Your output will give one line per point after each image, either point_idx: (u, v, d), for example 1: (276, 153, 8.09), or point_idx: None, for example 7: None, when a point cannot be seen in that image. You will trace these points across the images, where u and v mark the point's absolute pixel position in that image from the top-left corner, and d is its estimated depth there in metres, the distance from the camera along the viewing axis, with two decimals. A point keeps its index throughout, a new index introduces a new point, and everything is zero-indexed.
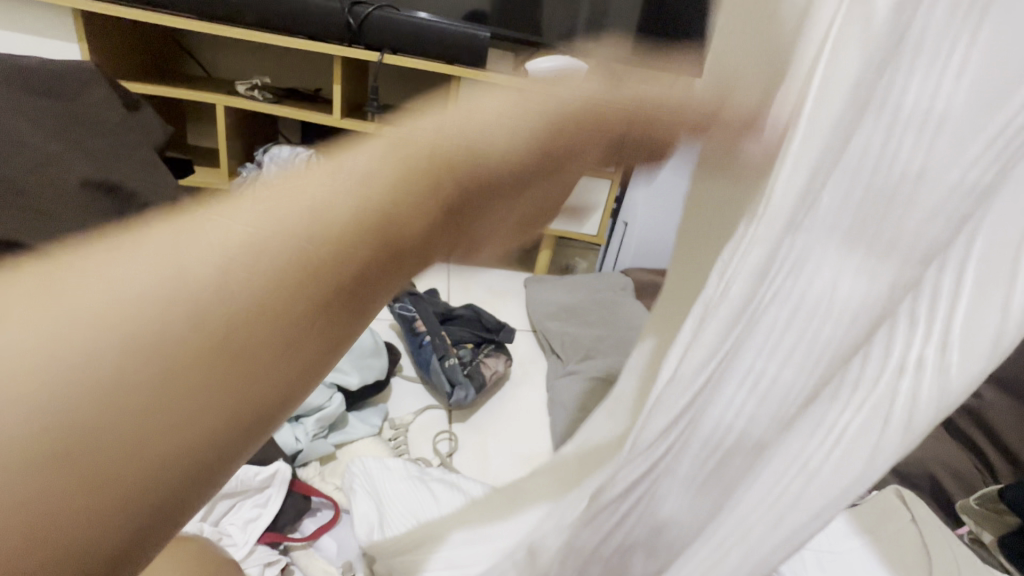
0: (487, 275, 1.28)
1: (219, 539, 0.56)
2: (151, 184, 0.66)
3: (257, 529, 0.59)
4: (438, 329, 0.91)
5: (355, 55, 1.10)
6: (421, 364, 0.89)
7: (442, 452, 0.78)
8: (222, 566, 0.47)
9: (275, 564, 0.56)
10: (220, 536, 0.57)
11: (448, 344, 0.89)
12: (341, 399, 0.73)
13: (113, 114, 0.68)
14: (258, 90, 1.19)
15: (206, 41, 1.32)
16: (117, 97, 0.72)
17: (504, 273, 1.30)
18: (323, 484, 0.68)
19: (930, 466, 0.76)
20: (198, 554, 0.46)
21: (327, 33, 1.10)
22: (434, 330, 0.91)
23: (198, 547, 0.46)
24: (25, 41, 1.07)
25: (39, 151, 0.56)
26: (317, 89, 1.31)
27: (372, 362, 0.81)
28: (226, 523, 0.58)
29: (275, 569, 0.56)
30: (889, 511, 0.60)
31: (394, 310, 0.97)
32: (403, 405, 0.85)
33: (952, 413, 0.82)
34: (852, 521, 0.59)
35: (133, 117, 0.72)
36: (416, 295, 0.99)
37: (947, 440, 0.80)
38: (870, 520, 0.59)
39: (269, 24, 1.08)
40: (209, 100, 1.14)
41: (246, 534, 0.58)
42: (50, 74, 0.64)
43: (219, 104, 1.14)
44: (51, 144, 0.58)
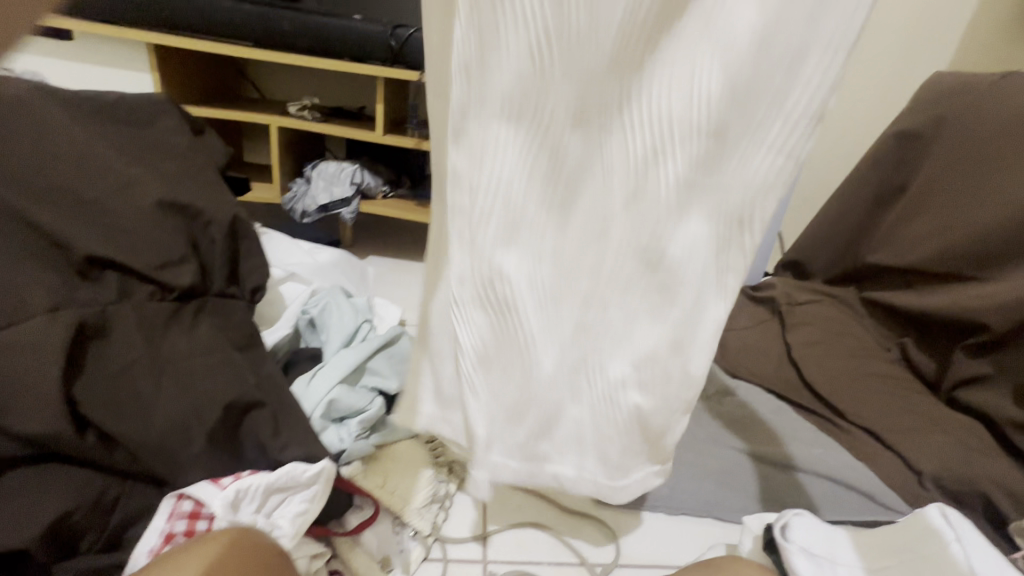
0: None
1: (270, 531, 0.58)
2: (214, 202, 0.72)
3: (304, 523, 0.60)
4: None
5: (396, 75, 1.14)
6: None
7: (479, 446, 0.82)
8: (273, 555, 0.52)
9: (322, 556, 0.63)
10: (272, 528, 0.59)
11: None
12: (383, 403, 0.75)
13: (182, 139, 0.75)
14: (307, 109, 1.27)
15: (258, 64, 1.41)
16: (186, 124, 0.78)
17: None
18: (367, 482, 0.70)
19: (981, 484, 0.78)
20: (252, 545, 0.51)
21: (370, 55, 1.15)
22: None
23: (251, 540, 0.51)
24: (106, 73, 1.19)
25: (121, 174, 0.63)
26: (361, 107, 1.39)
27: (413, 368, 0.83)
28: (278, 515, 0.60)
29: (320, 560, 0.63)
30: (927, 532, 0.58)
31: None
32: None
33: (1006, 426, 0.86)
34: (887, 537, 0.59)
35: (199, 141, 0.79)
36: None
37: (996, 457, 0.83)
38: (911, 537, 0.58)
39: (317, 48, 1.14)
40: (263, 120, 1.23)
41: (294, 526, 0.60)
42: (129, 106, 0.71)
43: (272, 124, 1.23)
44: (131, 167, 0.65)
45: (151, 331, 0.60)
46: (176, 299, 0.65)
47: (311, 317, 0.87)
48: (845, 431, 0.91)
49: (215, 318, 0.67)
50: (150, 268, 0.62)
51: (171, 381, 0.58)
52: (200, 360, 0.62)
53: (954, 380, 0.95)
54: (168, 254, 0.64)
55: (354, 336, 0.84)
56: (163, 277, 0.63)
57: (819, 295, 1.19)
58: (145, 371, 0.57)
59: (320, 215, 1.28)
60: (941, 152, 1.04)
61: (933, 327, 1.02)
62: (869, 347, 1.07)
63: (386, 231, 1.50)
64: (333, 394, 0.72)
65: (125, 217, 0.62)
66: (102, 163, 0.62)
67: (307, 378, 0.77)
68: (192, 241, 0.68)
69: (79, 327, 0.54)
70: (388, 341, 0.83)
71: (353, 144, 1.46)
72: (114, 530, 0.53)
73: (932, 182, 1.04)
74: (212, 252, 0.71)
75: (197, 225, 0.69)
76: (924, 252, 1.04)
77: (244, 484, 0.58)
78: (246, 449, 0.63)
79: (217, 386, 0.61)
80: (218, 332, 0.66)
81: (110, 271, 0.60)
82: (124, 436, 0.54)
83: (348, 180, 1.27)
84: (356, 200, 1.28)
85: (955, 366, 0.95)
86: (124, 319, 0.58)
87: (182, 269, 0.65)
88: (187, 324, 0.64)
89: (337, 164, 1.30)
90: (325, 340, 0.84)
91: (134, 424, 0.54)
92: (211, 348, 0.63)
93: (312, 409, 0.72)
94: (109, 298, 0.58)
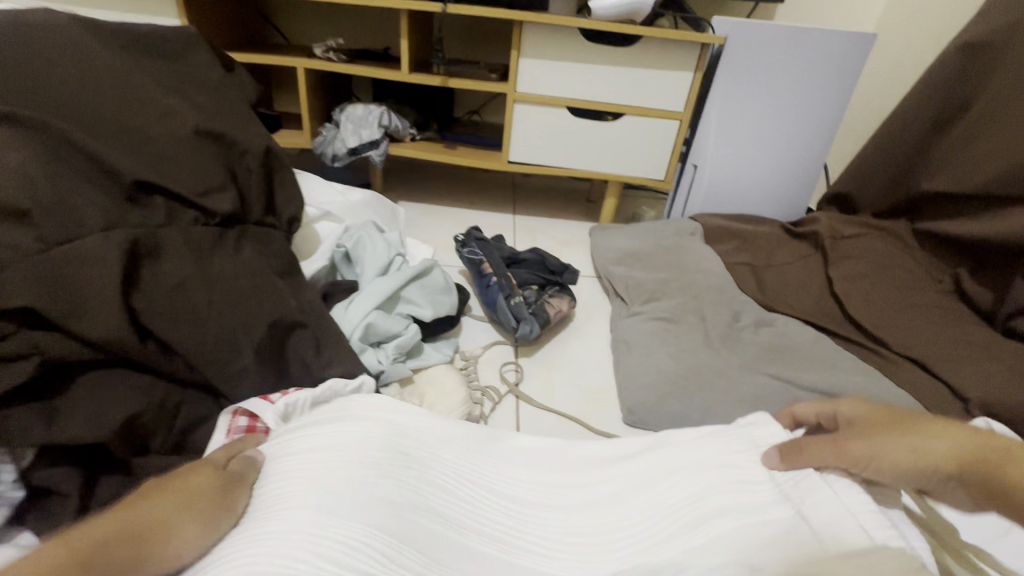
0: (547, 226, 1.38)
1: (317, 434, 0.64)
2: (247, 134, 0.74)
3: None
4: (504, 270, 0.99)
5: (423, 8, 1.12)
6: (489, 304, 0.97)
7: (509, 380, 0.86)
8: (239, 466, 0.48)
9: None
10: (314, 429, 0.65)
11: (512, 284, 0.97)
12: (416, 328, 0.79)
13: (213, 73, 0.76)
14: (333, 51, 1.27)
15: (284, 8, 1.40)
16: (216, 59, 0.79)
17: (564, 224, 1.40)
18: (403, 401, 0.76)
19: None
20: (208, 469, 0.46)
21: None
22: (501, 271, 0.98)
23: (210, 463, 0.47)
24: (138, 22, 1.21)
25: (159, 105, 0.65)
26: (386, 48, 1.37)
27: (443, 298, 0.87)
28: None
29: None
30: None
31: (462, 254, 1.06)
32: (471, 340, 0.94)
33: None
34: None
35: (230, 77, 0.79)
36: (483, 239, 1.06)
37: None
38: None
39: None
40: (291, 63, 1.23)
41: None
42: (163, 36, 0.72)
43: (301, 66, 1.23)
44: (169, 98, 0.67)
45: (200, 253, 0.62)
46: (219, 225, 0.67)
47: (346, 250, 0.89)
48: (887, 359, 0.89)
49: (256, 245, 0.69)
50: (193, 194, 0.64)
51: (221, 299, 0.61)
52: (246, 280, 0.64)
53: (1012, 307, 0.89)
54: (208, 181, 0.66)
55: (388, 268, 0.89)
56: (206, 203, 0.65)
57: (866, 227, 1.16)
58: (198, 288, 0.60)
59: (351, 159, 1.30)
60: (1014, 64, 0.96)
61: (991, 251, 0.96)
62: (918, 279, 1.03)
63: (416, 178, 1.52)
64: (370, 317, 0.76)
65: (167, 145, 0.64)
66: (141, 92, 0.64)
67: (345, 304, 0.80)
68: (230, 169, 0.70)
69: (133, 245, 0.56)
70: (420, 272, 0.86)
71: (381, 89, 1.46)
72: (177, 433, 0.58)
73: (999, 95, 0.98)
74: (249, 180, 0.72)
75: (234, 155, 0.71)
76: (989, 173, 0.97)
77: (292, 398, 0.62)
78: (291, 366, 0.67)
79: (261, 305, 0.64)
80: (260, 256, 0.69)
81: (157, 196, 0.62)
82: (182, 348, 0.57)
83: (377, 122, 1.28)
84: (385, 142, 1.30)
85: (1013, 293, 0.90)
86: (174, 239, 0.60)
87: (222, 196, 0.67)
88: (232, 248, 0.66)
89: (365, 106, 1.30)
90: (359, 274, 0.88)
91: (189, 337, 0.57)
92: (255, 272, 0.66)
93: (351, 331, 0.75)
94: (158, 221, 0.60)
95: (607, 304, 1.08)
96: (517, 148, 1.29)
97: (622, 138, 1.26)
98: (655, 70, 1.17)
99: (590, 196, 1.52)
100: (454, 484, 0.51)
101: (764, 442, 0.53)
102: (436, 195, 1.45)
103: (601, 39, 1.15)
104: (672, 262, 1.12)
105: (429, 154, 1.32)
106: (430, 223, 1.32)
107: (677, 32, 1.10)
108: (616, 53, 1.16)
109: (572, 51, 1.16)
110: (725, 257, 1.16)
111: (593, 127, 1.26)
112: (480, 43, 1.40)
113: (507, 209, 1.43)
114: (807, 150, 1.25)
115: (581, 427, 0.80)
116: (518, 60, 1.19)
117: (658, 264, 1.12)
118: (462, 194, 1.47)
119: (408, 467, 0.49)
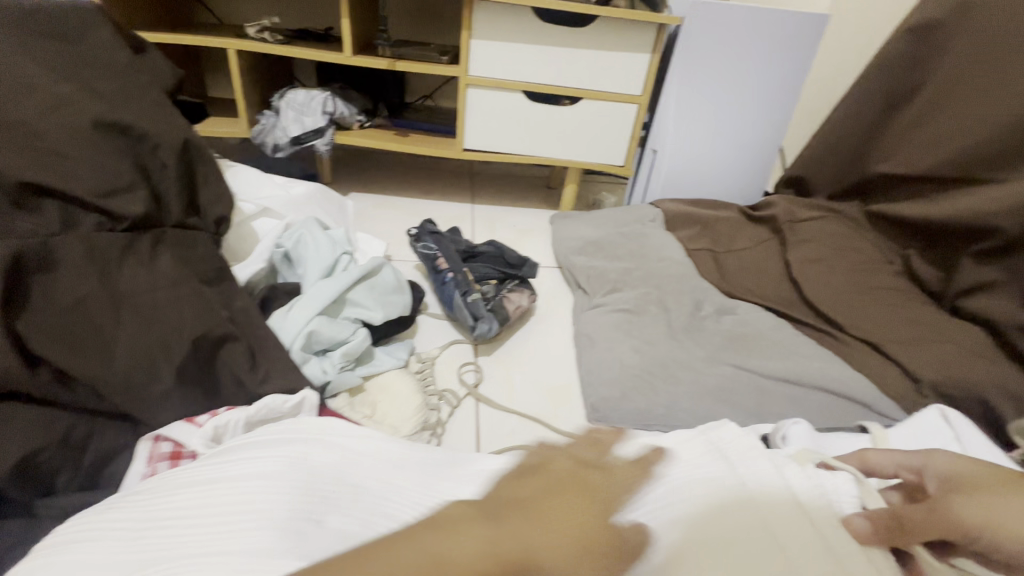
0: (507, 216, 1.33)
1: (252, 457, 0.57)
2: (160, 125, 0.66)
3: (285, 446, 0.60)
4: (460, 266, 0.94)
5: None
6: (446, 301, 0.93)
7: (468, 382, 0.83)
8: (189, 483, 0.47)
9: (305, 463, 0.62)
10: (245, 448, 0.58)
11: (470, 280, 0.92)
12: (365, 333, 0.74)
13: (118, 54, 0.67)
14: (268, 31, 1.17)
15: None
16: (123, 38, 0.69)
17: (524, 213, 1.36)
18: (352, 412, 0.71)
19: (981, 390, 0.77)
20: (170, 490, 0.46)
21: None
22: (457, 267, 0.93)
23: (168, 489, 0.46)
24: None
25: (48, 93, 0.57)
26: (329, 27, 1.28)
27: (395, 299, 0.82)
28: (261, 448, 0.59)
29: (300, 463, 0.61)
30: (924, 431, 0.57)
31: (416, 249, 1.00)
32: (428, 340, 0.90)
33: (1010, 331, 0.83)
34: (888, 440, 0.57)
35: (139, 59, 0.70)
36: (438, 233, 1.01)
37: (1001, 361, 0.81)
38: (906, 441, 0.57)
39: None
40: (221, 44, 1.12)
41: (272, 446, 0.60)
42: (52, 12, 0.62)
43: (232, 48, 1.13)
44: (61, 84, 0.58)
45: (104, 264, 0.55)
46: (128, 230, 0.59)
47: (286, 250, 0.83)
48: (843, 342, 0.90)
49: (175, 250, 0.62)
50: (94, 196, 0.56)
51: (131, 316, 0.55)
52: (162, 292, 0.58)
53: (959, 287, 0.92)
54: (113, 180, 0.59)
55: (334, 267, 0.83)
56: (112, 206, 0.58)
57: (821, 210, 1.16)
58: (103, 304, 0.53)
59: (294, 148, 1.21)
60: (961, 46, 0.97)
61: (939, 233, 0.98)
62: (871, 260, 1.04)
63: (368, 167, 1.45)
64: (313, 324, 0.70)
65: (60, 140, 0.56)
66: (24, 78, 0.55)
67: (284, 310, 0.74)
68: (141, 165, 0.63)
69: (17, 257, 0.48)
70: (369, 271, 0.80)
71: (325, 72, 1.37)
72: (89, 469, 0.51)
73: (948, 76, 0.99)
74: (164, 178, 0.65)
75: (145, 149, 0.63)
76: (939, 155, 0.98)
77: (221, 419, 0.56)
78: (223, 384, 0.61)
79: (182, 319, 0.58)
80: (181, 263, 0.62)
81: (48, 200, 0.53)
82: (85, 374, 0.50)
83: (320, 109, 1.19)
84: (331, 130, 1.22)
85: (961, 274, 0.92)
86: (71, 249, 0.53)
87: (131, 197, 0.60)
88: (145, 256, 0.59)
89: (307, 91, 1.21)
90: (302, 275, 0.81)
91: (93, 361, 0.51)
92: (174, 281, 0.60)
93: (291, 340, 0.70)
94: (51, 228, 0.52)
95: (568, 295, 1.05)
96: (473, 135, 1.23)
97: (580, 123, 1.22)
98: (612, 51, 1.13)
99: (550, 183, 1.48)
100: (405, 510, 0.47)
101: (724, 445, 0.51)
102: (390, 185, 1.38)
103: (556, 19, 1.10)
104: (633, 251, 1.10)
105: (380, 142, 1.25)
106: (383, 215, 1.26)
107: (632, 11, 1.06)
108: (571, 34, 1.11)
109: (525, 31, 1.11)
110: (686, 243, 1.15)
111: (550, 112, 1.21)
112: (429, 22, 1.33)
113: (465, 199, 1.37)
114: (764, 134, 1.25)
115: (544, 427, 0.77)
116: (469, 40, 1.12)
117: (619, 253, 1.09)
118: (418, 184, 1.41)
119: (348, 500, 0.47)
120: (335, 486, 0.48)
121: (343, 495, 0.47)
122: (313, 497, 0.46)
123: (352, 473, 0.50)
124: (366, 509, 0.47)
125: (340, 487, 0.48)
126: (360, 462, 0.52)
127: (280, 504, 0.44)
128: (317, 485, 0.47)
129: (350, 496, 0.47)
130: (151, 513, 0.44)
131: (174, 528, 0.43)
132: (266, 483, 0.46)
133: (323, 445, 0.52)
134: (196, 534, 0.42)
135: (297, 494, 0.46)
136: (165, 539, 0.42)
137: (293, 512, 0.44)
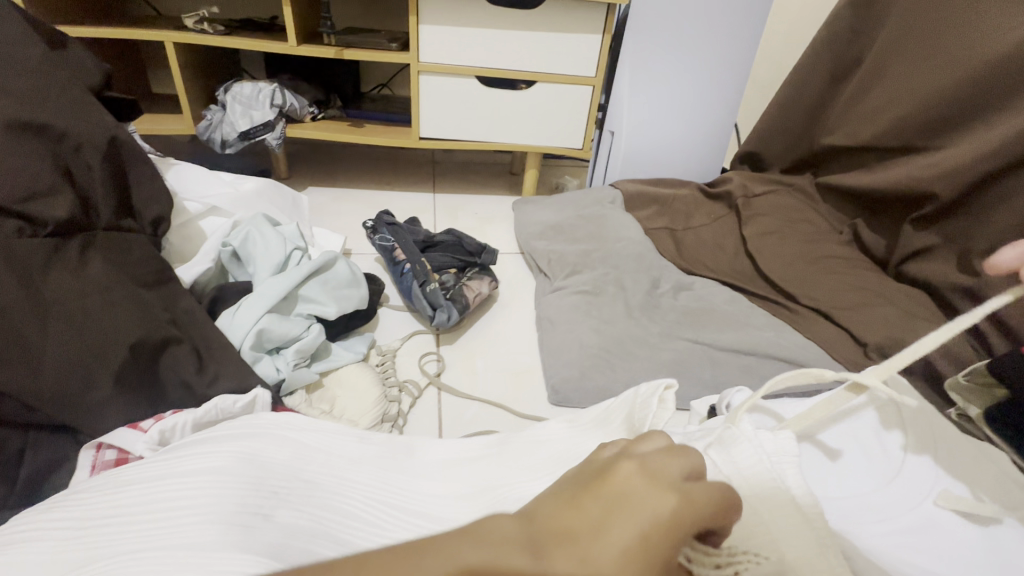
0: (470, 204, 1.33)
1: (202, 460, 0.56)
2: (82, 123, 0.63)
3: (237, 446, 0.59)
4: (418, 256, 0.93)
5: None
6: (405, 292, 0.92)
7: (429, 371, 0.82)
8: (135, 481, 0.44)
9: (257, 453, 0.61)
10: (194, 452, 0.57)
11: (428, 270, 0.92)
12: (319, 328, 0.73)
13: (32, 50, 0.64)
14: (207, 22, 1.12)
15: None
16: (38, 34, 0.66)
17: (487, 200, 1.35)
18: (310, 409, 0.70)
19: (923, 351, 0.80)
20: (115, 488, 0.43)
21: None
22: (414, 257, 0.92)
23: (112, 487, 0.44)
24: None
25: None
26: (273, 17, 1.24)
27: (351, 292, 0.81)
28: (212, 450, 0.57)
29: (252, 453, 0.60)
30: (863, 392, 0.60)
31: (373, 242, 0.99)
32: (389, 332, 0.89)
33: (949, 293, 0.86)
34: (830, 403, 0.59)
35: (57, 56, 0.67)
36: (395, 224, 0.99)
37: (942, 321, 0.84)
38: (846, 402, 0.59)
39: None
40: (157, 37, 1.08)
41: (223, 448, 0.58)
42: None
43: (170, 41, 1.08)
44: None
45: (27, 271, 0.52)
46: (53, 235, 0.57)
47: (234, 248, 0.80)
48: (796, 312, 0.92)
49: (107, 254, 0.60)
50: (12, 200, 0.54)
51: (61, 323, 0.53)
52: (94, 297, 0.56)
53: (903, 253, 0.95)
54: (31, 184, 0.56)
55: (286, 264, 0.81)
56: (31, 210, 0.55)
57: (775, 184, 1.19)
58: (27, 313, 0.51)
59: (244, 144, 1.17)
60: (898, 16, 1.00)
61: (883, 202, 1.01)
62: (821, 231, 1.07)
63: (325, 161, 1.42)
64: (262, 322, 0.69)
65: None
66: None
67: (233, 310, 0.72)
68: (63, 166, 0.60)
69: None
70: (321, 266, 0.79)
71: (273, 64, 1.33)
72: (24, 484, 0.49)
73: (886, 47, 1.02)
74: (90, 179, 0.63)
75: (66, 148, 0.61)
76: (879, 125, 1.01)
77: (168, 423, 0.54)
78: (168, 388, 0.59)
79: (118, 324, 0.56)
80: (114, 267, 0.60)
81: None
82: (11, 386, 0.48)
83: (268, 102, 1.16)
84: (281, 124, 1.18)
85: (904, 240, 0.95)
86: None
87: (54, 200, 0.58)
88: (73, 261, 0.57)
89: (253, 84, 1.17)
90: (252, 273, 0.80)
91: (19, 372, 0.49)
92: (107, 286, 0.58)
93: (241, 340, 0.68)
94: None
95: (531, 280, 1.05)
96: (428, 123, 1.21)
97: (536, 107, 1.22)
98: (562, 33, 1.12)
99: (512, 169, 1.47)
100: (359, 506, 0.45)
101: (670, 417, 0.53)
102: (349, 178, 1.36)
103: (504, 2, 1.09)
104: (592, 233, 1.11)
105: (333, 134, 1.22)
106: (342, 209, 1.23)
107: None
108: (520, 16, 1.10)
109: (473, 15, 1.09)
110: (645, 223, 1.16)
111: (506, 96, 1.20)
112: (377, 8, 1.29)
113: (426, 188, 1.36)
114: (717, 111, 1.26)
115: (507, 412, 0.78)
116: (417, 26, 1.10)
117: (579, 236, 1.10)
118: (378, 175, 1.39)
119: (301, 495, 0.45)
120: (288, 483, 0.46)
121: (297, 488, 0.45)
122: (263, 492, 0.43)
123: (306, 465, 0.49)
124: (319, 500, 0.45)
125: (295, 486, 0.46)
126: (317, 454, 0.51)
127: (227, 499, 0.41)
128: (269, 480, 0.45)
129: (304, 493, 0.45)
130: (96, 510, 0.42)
131: (115, 527, 0.40)
132: (214, 476, 0.43)
133: (280, 441, 0.50)
134: (137, 533, 0.40)
135: (246, 488, 0.43)
136: (104, 538, 0.40)
137: (243, 506, 0.41)
